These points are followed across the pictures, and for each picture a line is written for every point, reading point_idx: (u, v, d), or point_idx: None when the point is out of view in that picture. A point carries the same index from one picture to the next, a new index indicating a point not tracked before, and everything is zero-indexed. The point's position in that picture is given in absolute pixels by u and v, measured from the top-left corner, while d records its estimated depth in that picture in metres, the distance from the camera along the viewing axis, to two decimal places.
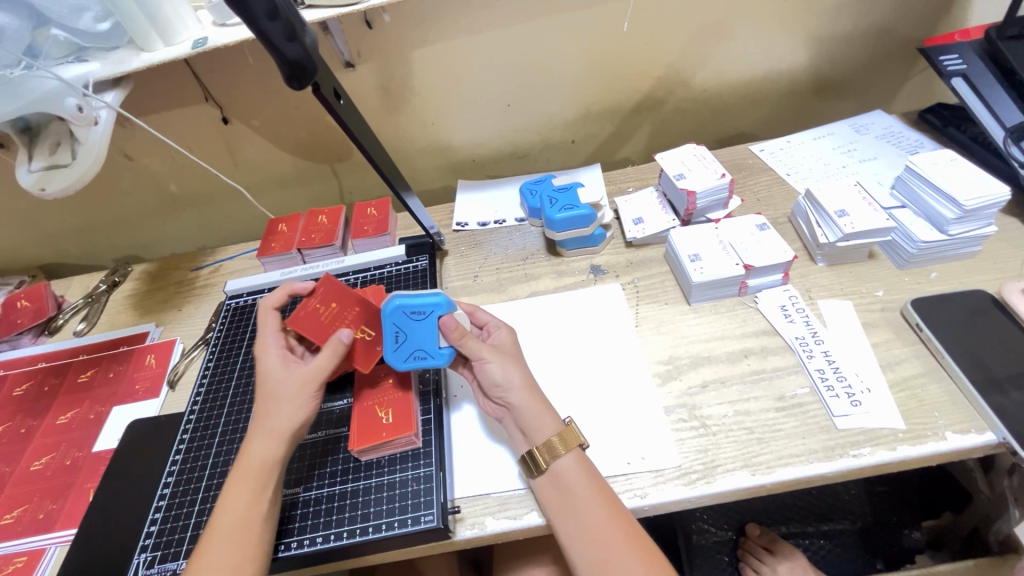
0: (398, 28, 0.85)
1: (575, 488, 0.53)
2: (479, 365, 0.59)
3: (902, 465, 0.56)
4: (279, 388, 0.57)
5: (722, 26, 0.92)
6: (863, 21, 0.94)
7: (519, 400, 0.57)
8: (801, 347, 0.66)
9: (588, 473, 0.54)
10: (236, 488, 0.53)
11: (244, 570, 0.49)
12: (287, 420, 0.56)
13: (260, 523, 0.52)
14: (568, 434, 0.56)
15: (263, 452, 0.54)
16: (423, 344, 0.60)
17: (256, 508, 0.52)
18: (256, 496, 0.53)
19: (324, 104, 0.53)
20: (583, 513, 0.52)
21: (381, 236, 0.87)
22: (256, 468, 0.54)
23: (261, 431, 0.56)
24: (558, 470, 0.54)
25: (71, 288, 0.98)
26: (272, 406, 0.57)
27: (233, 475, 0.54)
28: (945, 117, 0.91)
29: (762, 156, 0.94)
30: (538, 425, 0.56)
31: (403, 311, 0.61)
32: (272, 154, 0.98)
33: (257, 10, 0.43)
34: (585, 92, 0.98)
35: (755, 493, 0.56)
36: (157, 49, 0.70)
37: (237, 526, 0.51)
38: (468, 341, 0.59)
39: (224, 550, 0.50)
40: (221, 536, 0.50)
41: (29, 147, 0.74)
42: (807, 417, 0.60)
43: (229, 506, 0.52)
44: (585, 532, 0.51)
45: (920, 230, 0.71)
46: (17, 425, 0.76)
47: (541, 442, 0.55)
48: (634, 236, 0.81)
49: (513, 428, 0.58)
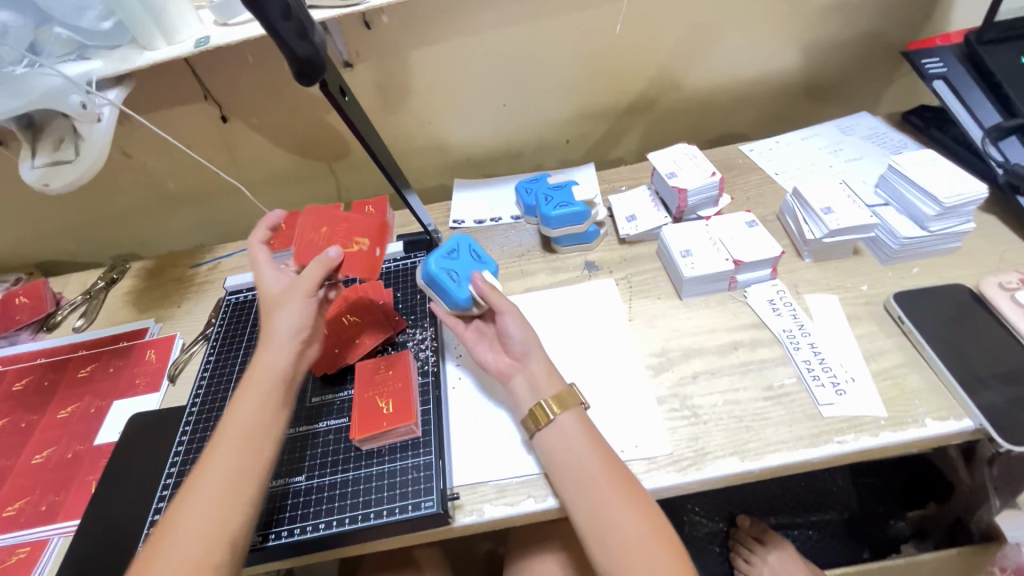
0: (395, 29, 0.87)
1: (575, 440, 0.55)
2: (502, 320, 0.62)
3: (883, 451, 0.59)
4: (279, 300, 0.62)
5: (711, 30, 0.95)
6: (846, 25, 0.98)
7: (535, 361, 0.60)
8: (789, 339, 0.68)
9: (587, 428, 0.56)
10: (244, 395, 0.56)
11: (254, 465, 0.52)
12: (288, 325, 0.60)
13: (265, 432, 0.54)
14: (567, 395, 0.58)
15: (269, 357, 0.58)
16: (462, 275, 0.66)
17: (265, 414, 0.55)
18: (259, 406, 0.55)
19: (330, 101, 0.55)
20: (581, 465, 0.54)
21: (380, 233, 0.89)
22: (266, 376, 0.57)
23: (268, 340, 0.59)
24: (558, 424, 0.56)
25: (69, 285, 0.98)
26: (276, 315, 0.61)
27: (243, 383, 0.57)
28: (926, 118, 0.94)
29: (752, 156, 0.97)
30: (545, 379, 0.59)
31: (471, 247, 0.70)
32: (270, 152, 0.99)
33: (273, 9, 0.45)
34: (579, 92, 1.00)
35: (743, 480, 0.58)
36: (159, 47, 0.71)
37: (244, 432, 0.54)
38: (494, 296, 0.63)
39: (228, 451, 0.53)
40: (226, 441, 0.53)
41: (32, 143, 0.74)
42: (793, 406, 0.62)
43: (234, 415, 0.55)
44: (583, 482, 0.53)
45: (902, 227, 0.73)
46: (17, 420, 0.77)
47: (546, 396, 0.58)
48: (628, 232, 0.83)
49: (521, 385, 0.60)
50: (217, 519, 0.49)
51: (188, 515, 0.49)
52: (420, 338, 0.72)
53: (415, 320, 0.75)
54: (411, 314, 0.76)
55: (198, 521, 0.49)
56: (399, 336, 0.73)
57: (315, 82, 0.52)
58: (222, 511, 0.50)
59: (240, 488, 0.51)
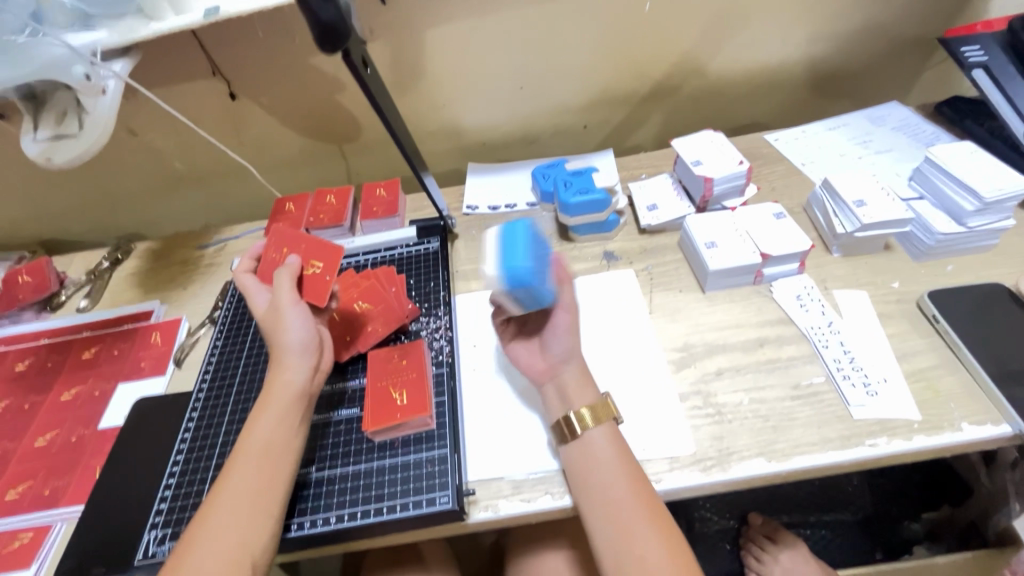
0: (411, 4, 0.84)
1: (605, 461, 0.52)
2: (558, 314, 0.59)
3: (915, 455, 0.56)
4: (271, 320, 0.60)
5: (739, 12, 0.91)
6: (880, 9, 0.93)
7: (571, 368, 0.58)
8: (817, 336, 0.66)
9: (620, 448, 0.53)
10: (263, 412, 0.55)
11: (277, 485, 0.51)
12: (295, 339, 0.58)
13: (284, 449, 0.53)
14: (601, 406, 0.55)
15: (287, 375, 0.56)
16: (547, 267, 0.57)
17: (286, 431, 0.54)
18: (278, 422, 0.54)
19: (353, 72, 0.53)
20: (607, 488, 0.51)
21: (391, 217, 0.86)
22: (286, 395, 0.55)
23: (283, 358, 0.57)
24: (587, 438, 0.54)
25: (73, 265, 0.96)
26: (280, 331, 0.58)
27: (261, 400, 0.55)
28: (961, 109, 0.91)
29: (777, 145, 0.93)
30: (578, 389, 0.57)
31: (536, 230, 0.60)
32: (278, 132, 0.96)
33: None
34: (599, 76, 0.96)
35: (768, 482, 0.56)
36: (167, 17, 0.68)
37: (264, 449, 0.52)
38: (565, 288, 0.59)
39: (248, 470, 0.51)
40: (245, 460, 0.52)
41: (34, 117, 0.72)
42: (822, 406, 0.60)
43: (253, 432, 0.53)
44: (606, 505, 0.51)
45: (938, 222, 0.71)
46: (20, 402, 0.75)
47: (578, 406, 0.55)
48: (649, 222, 0.80)
49: (552, 395, 0.58)
50: (240, 540, 0.48)
51: (210, 535, 0.48)
52: (433, 328, 0.70)
53: (428, 308, 0.72)
54: (424, 302, 0.73)
55: (221, 542, 0.47)
56: (412, 324, 0.71)
57: (339, 51, 0.50)
58: (248, 530, 0.49)
59: (263, 508, 0.50)
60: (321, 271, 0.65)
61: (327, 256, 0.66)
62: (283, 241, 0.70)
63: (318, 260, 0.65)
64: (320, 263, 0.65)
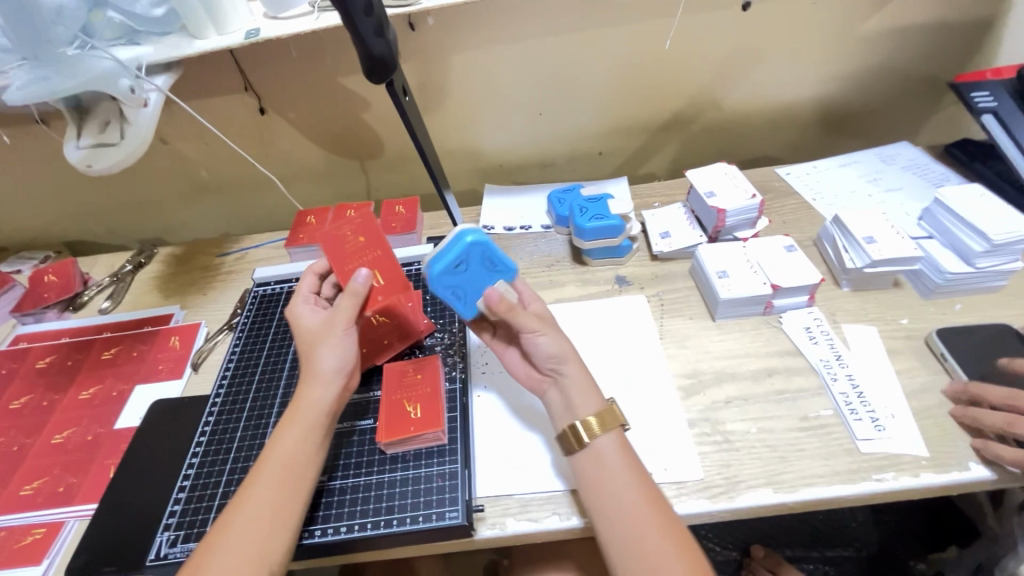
0: (439, 32, 0.87)
1: (615, 471, 0.52)
2: (529, 337, 0.58)
3: (922, 492, 0.57)
4: (320, 337, 0.60)
5: (755, 51, 0.94)
6: (893, 53, 0.96)
7: (567, 376, 0.57)
8: (826, 369, 0.66)
9: (629, 457, 0.53)
10: (287, 428, 0.55)
11: (294, 500, 0.52)
12: (331, 363, 0.58)
13: (307, 462, 0.54)
14: (609, 412, 0.55)
15: (313, 395, 0.57)
16: (463, 291, 0.61)
17: (306, 449, 0.54)
18: (302, 440, 0.54)
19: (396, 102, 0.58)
20: (621, 497, 0.51)
21: (410, 234, 0.88)
22: (309, 412, 0.56)
23: (310, 377, 0.58)
24: (595, 448, 0.53)
25: (97, 266, 0.99)
26: (318, 351, 0.59)
27: (286, 417, 0.56)
28: (971, 152, 0.92)
29: (788, 179, 0.95)
30: (581, 396, 0.56)
31: (482, 252, 0.60)
32: (304, 146, 0.99)
33: (356, 8, 0.49)
34: (617, 105, 0.99)
35: (774, 512, 0.57)
36: (210, 37, 0.72)
37: (285, 465, 0.53)
38: (517, 316, 0.57)
39: (270, 482, 0.52)
40: (268, 472, 0.52)
41: (77, 124, 0.75)
42: (830, 439, 0.60)
43: (278, 446, 0.54)
44: (620, 514, 0.50)
45: (946, 262, 0.72)
46: (39, 399, 0.77)
47: (584, 415, 0.54)
48: (661, 249, 0.82)
49: (555, 400, 0.57)
50: (260, 551, 0.48)
51: (230, 545, 0.48)
52: (447, 343, 0.71)
53: (443, 324, 0.74)
54: (439, 317, 0.75)
55: (241, 553, 0.48)
56: (427, 339, 0.72)
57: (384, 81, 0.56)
58: (264, 544, 0.49)
59: (279, 523, 0.50)
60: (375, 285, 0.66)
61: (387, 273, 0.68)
62: (333, 247, 0.67)
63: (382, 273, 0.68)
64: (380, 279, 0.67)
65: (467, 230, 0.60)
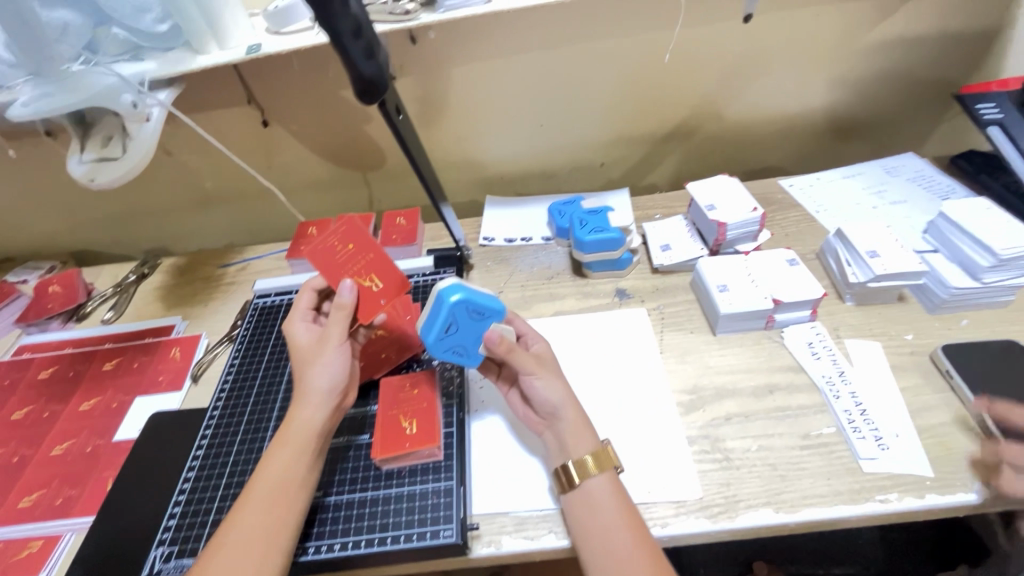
0: (440, 45, 0.88)
1: (604, 513, 0.52)
2: (527, 379, 0.59)
3: (927, 514, 0.55)
4: (312, 355, 0.60)
5: (757, 62, 0.94)
6: (896, 64, 0.96)
7: (562, 422, 0.57)
8: (828, 386, 0.65)
9: (621, 496, 0.53)
10: (279, 449, 0.55)
11: (286, 523, 0.51)
12: (322, 382, 0.58)
13: (299, 483, 0.53)
14: (603, 453, 0.55)
15: (304, 415, 0.56)
16: (465, 347, 0.62)
17: (298, 471, 0.54)
18: (294, 460, 0.54)
19: (387, 120, 0.58)
20: (608, 538, 0.50)
21: (410, 245, 0.88)
22: (300, 433, 0.55)
23: (301, 397, 0.57)
24: (587, 490, 0.53)
25: (101, 276, 1.00)
26: (310, 369, 0.59)
27: (277, 438, 0.56)
28: (977, 163, 0.91)
29: (791, 191, 0.95)
30: (575, 438, 0.56)
31: (464, 307, 0.60)
32: (307, 158, 1.00)
33: (345, 30, 0.48)
34: (619, 116, 0.99)
35: (775, 533, 0.56)
36: (212, 52, 0.73)
37: (277, 488, 0.52)
38: (515, 356, 0.59)
39: (261, 504, 0.51)
40: (259, 495, 0.52)
41: (81, 138, 0.76)
42: (832, 458, 0.59)
43: (269, 467, 0.54)
44: (606, 556, 0.49)
45: (952, 276, 0.71)
46: (40, 409, 0.77)
47: (579, 455, 0.55)
48: (662, 262, 0.82)
49: (550, 443, 0.58)
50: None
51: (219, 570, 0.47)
52: (445, 357, 0.71)
53: None
54: None
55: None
56: (425, 352, 0.72)
57: (375, 101, 0.55)
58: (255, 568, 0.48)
59: (271, 547, 0.49)
60: (378, 290, 0.65)
61: (388, 277, 0.66)
62: (324, 261, 0.66)
63: (374, 276, 0.65)
64: (378, 282, 0.65)
65: (446, 290, 0.60)
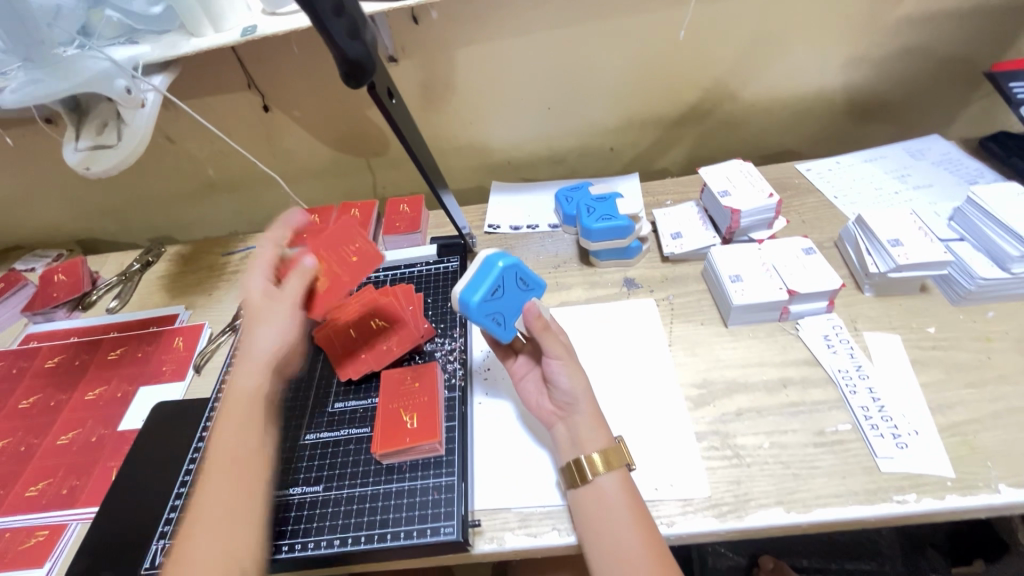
0: (445, 25, 0.85)
1: (614, 510, 0.50)
2: (550, 363, 0.56)
3: (947, 516, 0.53)
4: (259, 316, 0.59)
5: (776, 40, 0.89)
6: (926, 40, 0.90)
7: (580, 413, 0.55)
8: (844, 380, 0.63)
9: (632, 495, 0.51)
10: (228, 419, 0.54)
11: (251, 493, 0.51)
12: (267, 345, 0.58)
13: (260, 448, 0.53)
14: (616, 450, 0.53)
15: (245, 381, 0.56)
16: (503, 317, 0.59)
17: (252, 437, 0.53)
18: (240, 433, 0.53)
19: (378, 103, 0.55)
20: (617, 539, 0.49)
21: (413, 234, 0.86)
22: (245, 399, 0.55)
23: (243, 363, 0.57)
24: (598, 485, 0.52)
25: (106, 265, 1.00)
26: (254, 331, 0.58)
27: (223, 409, 0.55)
28: (1009, 146, 0.86)
29: (809, 176, 0.91)
30: (589, 434, 0.54)
31: (514, 273, 0.59)
32: (310, 144, 0.98)
33: (325, 7, 0.45)
34: (630, 98, 0.95)
35: (787, 532, 0.54)
36: (207, 34, 0.71)
37: (234, 455, 0.52)
38: (547, 336, 0.56)
39: (222, 481, 0.51)
40: (221, 469, 0.51)
41: (77, 125, 0.74)
42: (848, 456, 0.57)
43: (220, 442, 0.53)
44: (616, 558, 0.48)
45: (979, 267, 0.67)
46: (47, 399, 0.78)
47: (590, 452, 0.53)
48: (672, 251, 0.79)
49: (562, 435, 0.56)
50: (226, 553, 0.47)
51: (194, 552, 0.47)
52: (447, 349, 0.70)
53: (444, 329, 0.72)
54: (440, 323, 0.73)
55: (205, 558, 0.47)
56: (427, 344, 0.71)
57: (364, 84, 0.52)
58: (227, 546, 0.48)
59: (236, 518, 0.49)
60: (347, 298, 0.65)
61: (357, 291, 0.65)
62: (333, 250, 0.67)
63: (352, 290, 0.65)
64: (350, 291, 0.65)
65: (494, 255, 0.59)
